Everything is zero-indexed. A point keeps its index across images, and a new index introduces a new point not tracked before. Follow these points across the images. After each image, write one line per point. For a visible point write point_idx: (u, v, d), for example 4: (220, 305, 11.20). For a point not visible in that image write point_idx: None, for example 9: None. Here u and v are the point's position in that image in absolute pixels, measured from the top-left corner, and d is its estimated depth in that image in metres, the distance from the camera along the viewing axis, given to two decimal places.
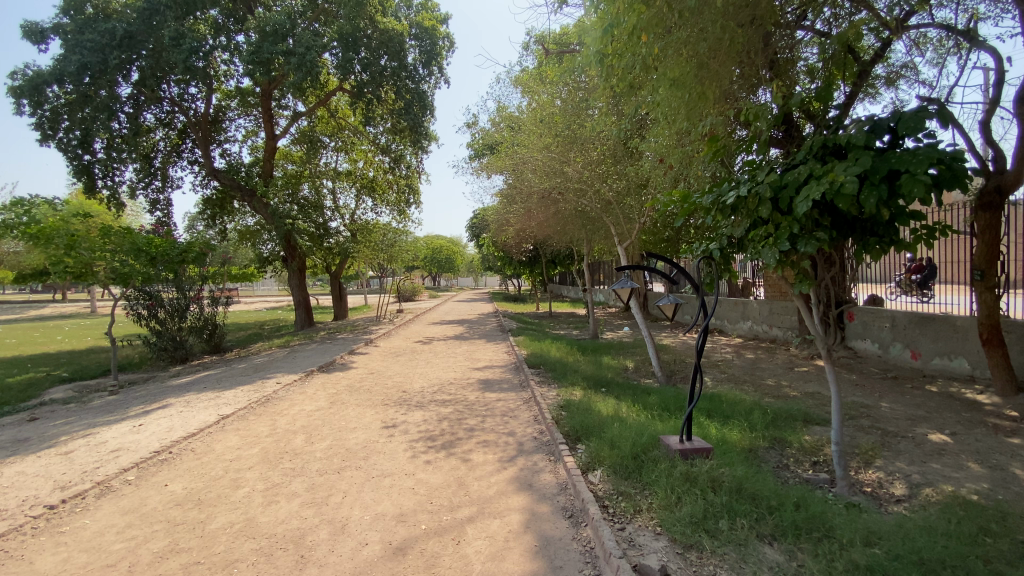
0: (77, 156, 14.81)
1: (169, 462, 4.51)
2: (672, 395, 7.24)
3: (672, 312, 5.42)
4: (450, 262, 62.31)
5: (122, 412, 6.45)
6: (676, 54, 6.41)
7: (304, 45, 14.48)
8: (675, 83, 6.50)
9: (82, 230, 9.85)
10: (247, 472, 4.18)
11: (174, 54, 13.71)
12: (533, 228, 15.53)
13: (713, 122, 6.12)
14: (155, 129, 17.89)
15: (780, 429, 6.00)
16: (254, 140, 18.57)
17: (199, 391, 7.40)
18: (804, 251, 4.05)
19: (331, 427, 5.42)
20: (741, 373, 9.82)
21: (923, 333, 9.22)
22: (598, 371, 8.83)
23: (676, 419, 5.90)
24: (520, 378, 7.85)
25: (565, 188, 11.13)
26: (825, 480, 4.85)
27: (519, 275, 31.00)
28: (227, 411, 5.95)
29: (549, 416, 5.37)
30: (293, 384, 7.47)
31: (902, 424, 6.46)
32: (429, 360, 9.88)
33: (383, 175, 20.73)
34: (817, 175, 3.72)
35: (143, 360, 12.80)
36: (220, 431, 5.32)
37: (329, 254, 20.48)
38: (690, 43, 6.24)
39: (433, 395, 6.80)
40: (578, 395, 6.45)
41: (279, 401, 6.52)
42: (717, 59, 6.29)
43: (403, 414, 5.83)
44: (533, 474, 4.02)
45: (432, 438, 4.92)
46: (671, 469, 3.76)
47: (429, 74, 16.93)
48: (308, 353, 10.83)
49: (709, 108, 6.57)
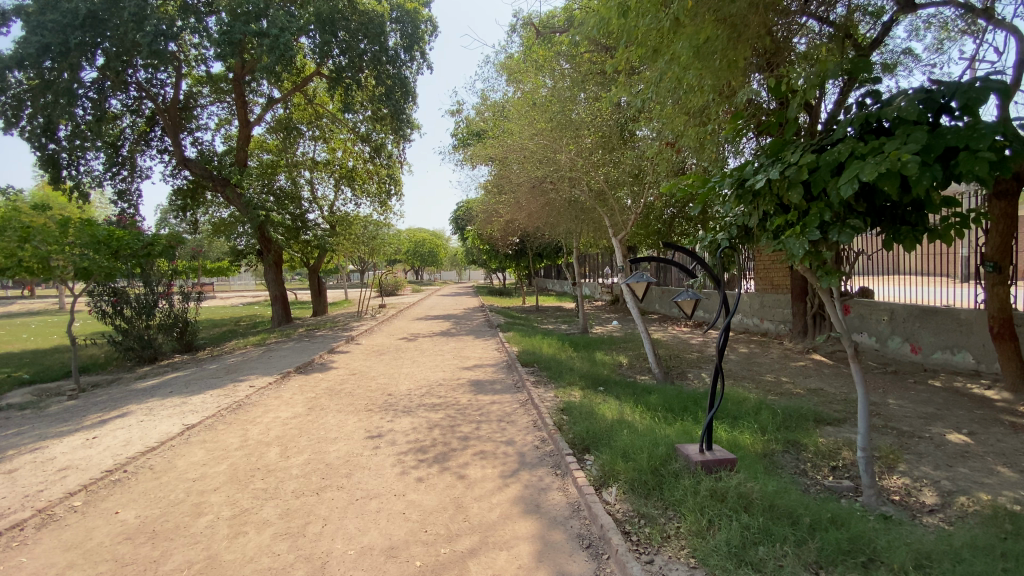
0: (41, 145, 13.79)
1: (123, 483, 3.95)
2: (674, 395, 6.84)
3: (690, 308, 5.02)
4: (432, 255, 61.66)
5: (77, 421, 5.82)
6: (703, 17, 5.89)
7: (278, 27, 13.73)
8: (700, 52, 6.04)
9: (36, 222, 8.98)
10: (213, 495, 3.65)
11: (137, 35, 12.85)
12: (520, 220, 15.08)
13: (748, 92, 5.85)
14: (121, 116, 16.92)
15: (792, 431, 5.65)
16: (227, 128, 17.74)
17: (165, 396, 6.79)
18: (837, 241, 3.71)
19: (310, 437, 4.90)
20: (740, 368, 9.51)
21: (925, 326, 9.01)
22: (594, 368, 8.41)
23: (682, 422, 5.50)
24: (513, 378, 7.42)
25: (557, 177, 10.68)
26: (849, 488, 4.50)
27: (503, 268, 30.62)
28: (194, 420, 5.38)
29: (550, 422, 4.93)
30: (269, 387, 6.91)
31: (916, 423, 6.19)
32: (414, 358, 9.36)
33: (363, 165, 20.04)
34: (864, 152, 3.39)
35: (108, 360, 12.01)
36: (183, 444, 4.75)
37: (307, 246, 19.70)
38: (718, 5, 5.77)
39: (422, 398, 6.32)
40: (577, 397, 6.01)
41: (252, 407, 5.97)
42: (751, 22, 6.00)
43: (390, 422, 5.33)
44: (540, 493, 3.58)
45: (423, 450, 4.44)
46: (696, 486, 3.35)
47: (411, 59, 16.30)
48: (285, 352, 10.22)
49: (734, 78, 6.42)
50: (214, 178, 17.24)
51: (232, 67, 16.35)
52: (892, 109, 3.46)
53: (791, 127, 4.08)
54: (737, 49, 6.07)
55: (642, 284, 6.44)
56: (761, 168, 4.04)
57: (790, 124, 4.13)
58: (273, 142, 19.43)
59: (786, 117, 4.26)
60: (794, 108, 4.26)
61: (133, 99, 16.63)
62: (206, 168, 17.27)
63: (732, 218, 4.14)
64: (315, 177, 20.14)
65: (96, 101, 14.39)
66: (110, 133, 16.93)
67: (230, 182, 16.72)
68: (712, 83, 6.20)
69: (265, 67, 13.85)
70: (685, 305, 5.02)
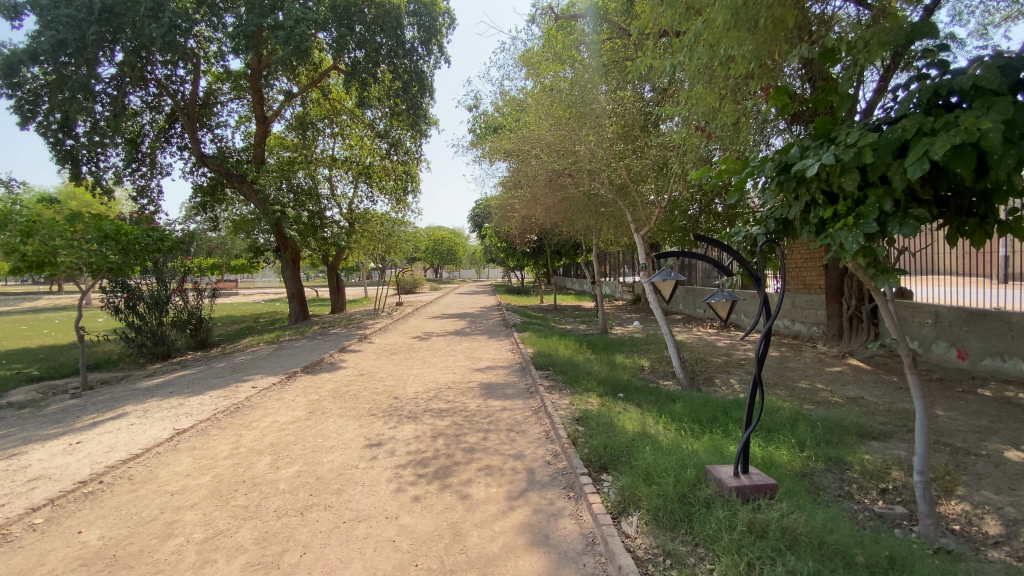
0: (58, 141, 13.83)
1: (96, 498, 3.65)
2: (702, 403, 6.33)
3: (726, 310, 4.53)
4: (452, 254, 61.44)
5: (69, 423, 5.59)
6: None
7: (293, 19, 13.52)
8: (739, 11, 5.46)
9: (41, 216, 8.87)
10: (187, 513, 3.32)
11: (151, 28, 12.74)
12: (538, 216, 14.64)
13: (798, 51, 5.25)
14: (140, 112, 16.97)
15: (834, 447, 5.10)
16: (245, 125, 17.69)
17: (164, 396, 6.53)
18: (896, 234, 3.22)
19: (305, 445, 4.55)
20: (770, 374, 8.92)
21: (973, 329, 8.29)
22: (613, 372, 7.93)
23: (710, 436, 5.01)
24: (526, 381, 7.00)
25: (577, 169, 10.21)
26: (902, 515, 3.97)
27: (522, 266, 30.19)
28: (185, 424, 5.10)
29: (563, 433, 4.50)
30: (271, 388, 6.61)
31: (970, 437, 5.57)
32: (426, 359, 8.99)
33: (380, 162, 19.79)
34: (934, 128, 2.90)
35: (122, 357, 11.95)
36: (170, 452, 4.45)
37: (324, 244, 19.55)
38: None
39: (428, 402, 5.95)
40: (595, 405, 5.55)
41: (250, 410, 5.67)
42: None
43: (392, 429, 4.96)
44: (550, 519, 3.15)
45: (423, 463, 4.06)
46: (731, 519, 2.88)
47: (428, 53, 15.97)
48: (295, 351, 9.96)
49: (777, 44, 5.81)
50: (232, 175, 17.19)
51: (248, 63, 16.22)
52: (967, 77, 2.94)
53: (843, 101, 3.54)
54: (784, 6, 5.40)
55: (670, 284, 5.96)
56: (808, 149, 3.51)
57: (843, 97, 3.57)
58: (291, 139, 19.33)
59: (837, 90, 3.70)
60: (847, 79, 3.71)
61: (153, 96, 16.65)
62: (224, 164, 17.21)
63: (771, 209, 3.65)
64: (333, 174, 19.99)
65: (117, 98, 14.40)
66: (130, 130, 16.98)
67: (247, 179, 16.64)
68: (752, 55, 5.77)
69: (280, 61, 13.66)
70: (719, 306, 4.53)
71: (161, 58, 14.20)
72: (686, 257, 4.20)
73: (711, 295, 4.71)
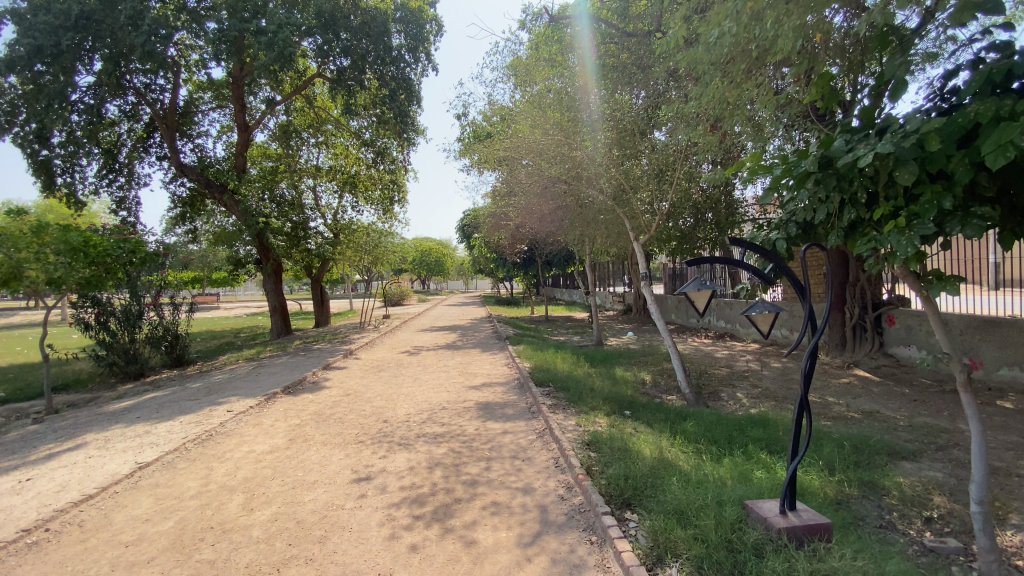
0: (35, 152, 13.02)
1: (36, 551, 3.10)
2: (715, 421, 5.91)
3: (767, 324, 4.14)
4: (439, 265, 60.61)
5: (18, 456, 4.99)
6: None
7: (276, 24, 13.07)
8: None
9: (5, 227, 8.22)
10: (142, 571, 2.80)
11: (128, 33, 12.17)
12: (531, 226, 14.24)
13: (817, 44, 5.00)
14: (116, 121, 16.29)
15: (865, 470, 4.72)
16: (226, 134, 17.10)
17: (130, 422, 5.94)
18: (954, 235, 2.90)
19: (285, 479, 4.04)
20: (778, 387, 8.55)
21: (986, 339, 8.03)
22: (616, 388, 7.48)
23: (733, 460, 4.61)
24: (526, 400, 6.54)
25: (574, 176, 9.83)
26: (956, 550, 3.56)
27: (511, 278, 29.78)
28: (150, 456, 4.54)
29: (575, 462, 4.05)
30: (249, 411, 6.06)
31: (1004, 456, 5.21)
32: (416, 376, 8.47)
33: (366, 171, 19.29)
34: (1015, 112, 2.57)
35: (90, 377, 11.21)
36: (129, 491, 3.90)
37: (308, 256, 18.91)
38: None
39: (421, 425, 5.45)
40: (604, 426, 5.11)
41: (225, 438, 5.12)
42: None
43: (382, 458, 4.45)
44: (573, 573, 2.69)
45: (420, 501, 3.57)
46: (790, 570, 2.47)
47: (416, 61, 15.60)
48: (276, 369, 9.36)
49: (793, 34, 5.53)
50: (212, 185, 16.55)
51: (230, 70, 15.67)
52: None
53: (895, 87, 3.15)
54: None
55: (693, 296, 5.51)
56: (853, 140, 3.16)
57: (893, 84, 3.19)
58: (274, 149, 18.73)
59: (884, 76, 3.29)
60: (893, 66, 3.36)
61: (130, 104, 15.99)
62: (204, 174, 16.55)
63: (804, 207, 3.26)
64: (317, 185, 19.42)
65: (93, 106, 13.72)
66: (105, 139, 16.27)
67: (228, 189, 16.01)
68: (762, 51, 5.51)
69: (262, 68, 13.20)
70: (761, 320, 4.15)
71: (139, 65, 13.63)
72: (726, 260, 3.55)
73: (750, 306, 4.30)
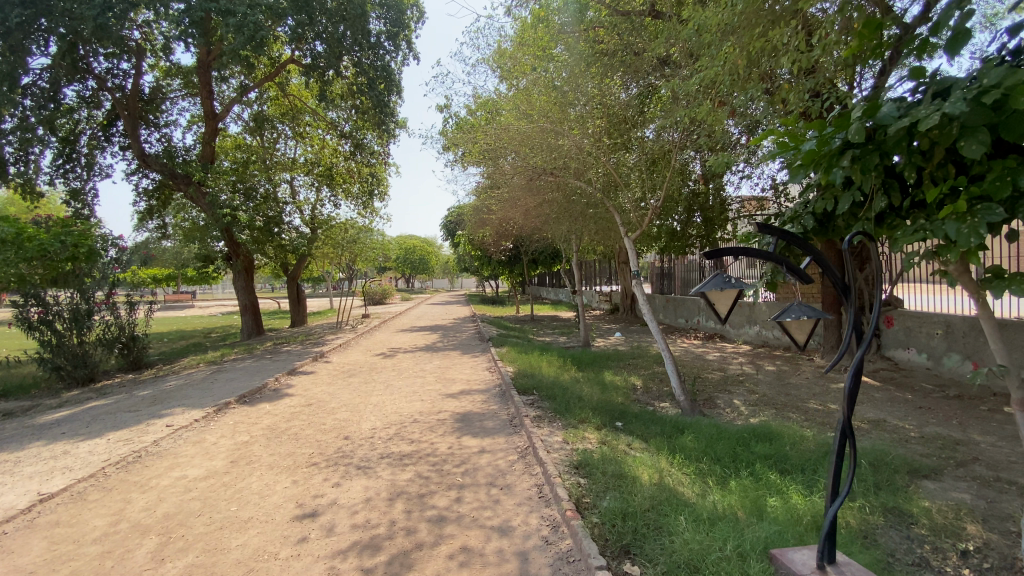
0: None
1: None
2: (716, 434, 5.36)
3: (804, 331, 3.57)
4: (424, 263, 59.46)
5: None
6: None
7: (246, 5, 12.25)
8: None
9: None
10: None
11: (79, 7, 11.16)
12: (516, 220, 13.58)
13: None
14: (76, 108, 15.26)
15: (885, 491, 4.20)
16: (193, 122, 16.13)
17: (52, 439, 5.18)
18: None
19: (214, 515, 3.37)
20: (776, 392, 8.04)
21: (990, 342, 7.57)
22: (605, 395, 6.88)
23: (741, 483, 4.06)
24: (508, 410, 5.92)
25: (560, 167, 9.17)
26: None
27: (497, 275, 29.14)
28: (58, 487, 3.83)
29: (562, 493, 3.45)
30: (192, 426, 5.34)
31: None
32: (389, 382, 7.78)
33: (345, 164, 18.43)
34: None
35: (35, 382, 10.31)
36: (19, 536, 3.21)
37: (282, 252, 17.99)
38: None
39: (388, 442, 4.80)
40: (595, 444, 4.53)
41: (156, 460, 4.42)
42: None
43: (335, 487, 3.79)
44: None
45: (374, 546, 2.94)
46: None
47: (396, 48, 14.77)
48: (236, 374, 8.59)
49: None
50: (177, 176, 15.58)
51: (196, 55, 14.68)
52: None
53: (957, 36, 2.50)
54: None
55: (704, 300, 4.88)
56: (902, 105, 2.57)
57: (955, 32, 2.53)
58: (247, 141, 17.74)
59: (942, 23, 2.63)
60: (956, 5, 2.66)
61: (90, 89, 14.94)
62: (169, 164, 15.55)
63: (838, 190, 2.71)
64: (293, 178, 18.45)
65: (47, 90, 12.70)
66: (62, 127, 15.23)
67: (194, 180, 15.11)
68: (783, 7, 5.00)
69: (231, 51, 12.33)
70: (795, 327, 3.56)
71: (100, 48, 12.69)
72: (730, 248, 2.76)
73: (781, 311, 3.68)
